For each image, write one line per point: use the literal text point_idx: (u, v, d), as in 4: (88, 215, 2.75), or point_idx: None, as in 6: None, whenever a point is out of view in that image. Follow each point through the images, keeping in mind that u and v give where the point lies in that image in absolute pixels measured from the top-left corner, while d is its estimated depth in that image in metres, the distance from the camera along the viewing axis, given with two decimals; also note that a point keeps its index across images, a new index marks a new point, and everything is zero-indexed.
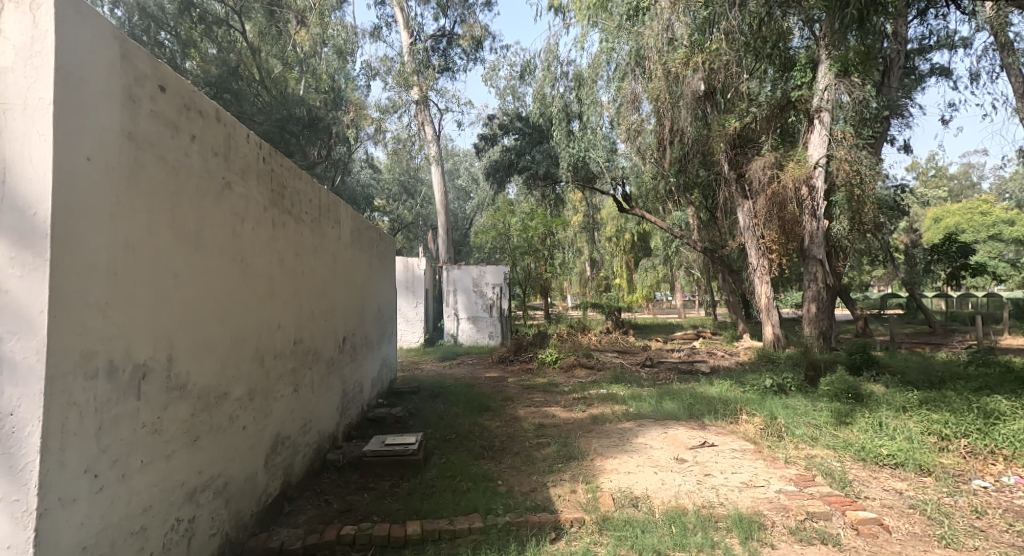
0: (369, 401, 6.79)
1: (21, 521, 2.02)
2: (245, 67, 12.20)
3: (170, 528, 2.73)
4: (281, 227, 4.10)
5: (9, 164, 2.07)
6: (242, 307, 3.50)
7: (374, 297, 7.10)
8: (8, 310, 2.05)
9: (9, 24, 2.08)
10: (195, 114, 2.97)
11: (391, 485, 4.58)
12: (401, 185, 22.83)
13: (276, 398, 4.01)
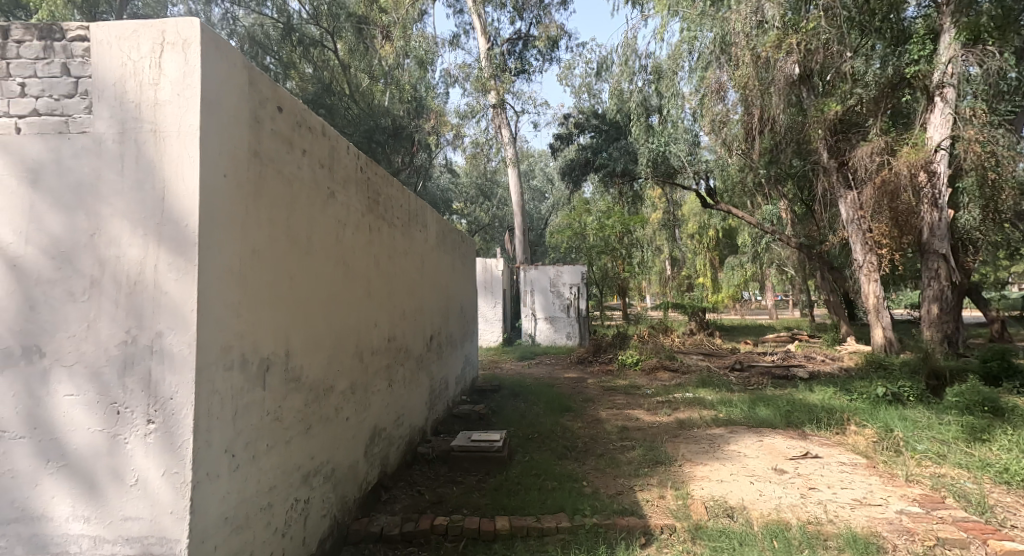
0: (454, 397, 7.07)
1: (181, 490, 2.32)
2: (338, 83, 12.96)
3: (291, 507, 3.04)
4: (376, 231, 4.41)
5: (165, 182, 2.39)
6: (344, 306, 3.81)
7: (457, 297, 7.37)
8: (166, 309, 2.37)
9: (166, 62, 2.42)
10: (305, 130, 3.28)
11: (478, 479, 4.77)
12: (478, 188, 23.29)
13: (373, 392, 4.31)
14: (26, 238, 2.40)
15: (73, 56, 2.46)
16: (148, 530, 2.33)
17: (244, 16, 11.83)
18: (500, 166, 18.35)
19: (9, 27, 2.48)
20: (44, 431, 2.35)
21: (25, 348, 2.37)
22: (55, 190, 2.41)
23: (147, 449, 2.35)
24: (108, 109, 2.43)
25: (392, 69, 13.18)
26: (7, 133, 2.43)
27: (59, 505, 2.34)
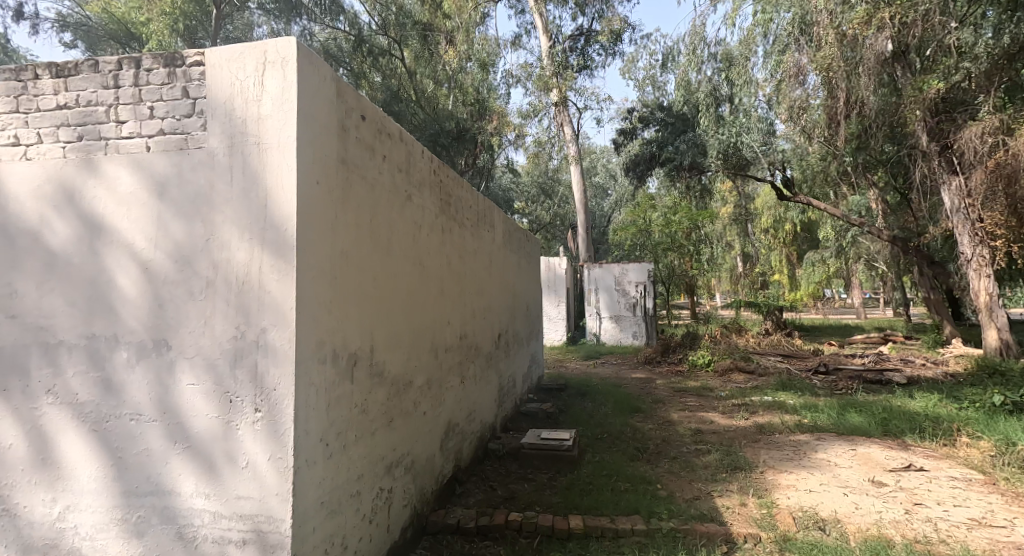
0: (521, 394, 7.14)
1: (284, 474, 2.53)
2: (406, 89, 13.34)
3: (376, 495, 3.21)
4: (448, 232, 4.54)
5: (268, 191, 2.60)
6: (421, 304, 3.95)
7: (523, 295, 7.42)
8: (270, 307, 2.58)
9: (268, 80, 2.63)
10: (385, 137, 3.44)
11: (549, 477, 4.80)
12: (539, 187, 23.30)
13: (447, 388, 4.45)
14: (155, 244, 2.68)
15: (191, 79, 2.73)
16: (257, 509, 2.55)
17: (320, 32, 12.61)
18: (562, 164, 18.23)
19: (139, 57, 2.78)
20: (171, 416, 2.62)
21: (155, 342, 2.65)
22: (177, 200, 2.68)
23: (256, 435, 2.57)
24: (219, 125, 2.68)
25: (455, 74, 13.25)
26: (139, 151, 2.72)
27: (184, 482, 2.60)
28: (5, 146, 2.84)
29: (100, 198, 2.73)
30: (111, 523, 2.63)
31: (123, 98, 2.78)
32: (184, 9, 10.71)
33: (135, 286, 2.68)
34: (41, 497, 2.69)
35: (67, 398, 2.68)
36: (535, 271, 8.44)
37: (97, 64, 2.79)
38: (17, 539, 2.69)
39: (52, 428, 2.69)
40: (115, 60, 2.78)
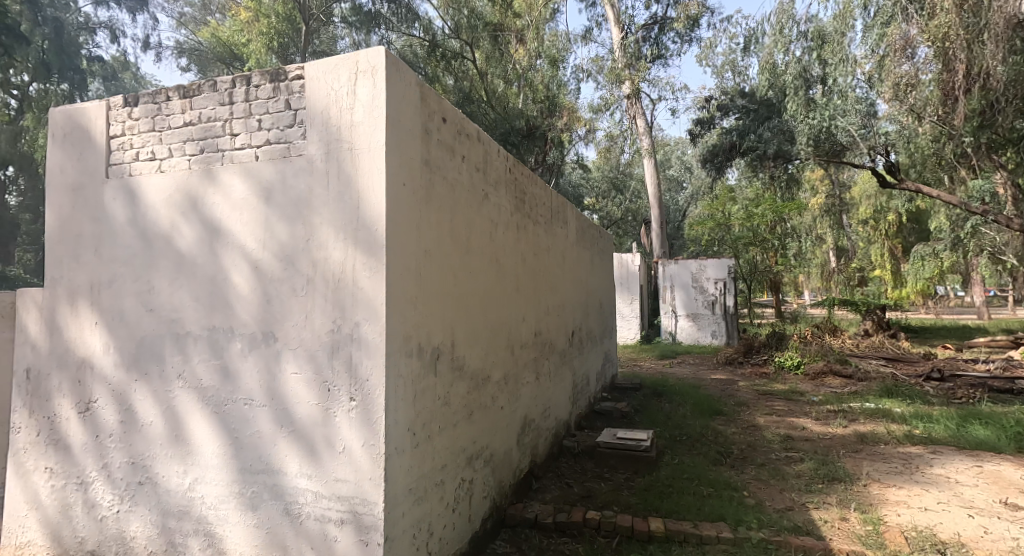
0: (595, 392, 7.08)
1: (377, 459, 2.69)
2: (478, 90, 13.56)
3: (459, 486, 3.30)
4: (524, 229, 4.53)
5: (360, 193, 2.77)
6: (499, 301, 3.97)
7: (595, 293, 7.28)
8: (363, 302, 2.75)
9: (360, 88, 2.81)
10: (465, 138, 3.50)
11: (626, 477, 4.73)
12: (610, 181, 22.82)
13: (524, 384, 4.40)
14: (264, 244, 2.92)
15: (293, 92, 2.95)
16: (354, 492, 2.72)
17: (397, 40, 12.97)
18: (635, 159, 17.85)
19: (250, 74, 3.03)
20: (278, 402, 2.85)
21: (264, 334, 2.89)
22: (282, 205, 2.90)
23: (351, 422, 2.74)
24: (316, 133, 2.87)
25: (524, 71, 13.45)
26: (249, 160, 2.97)
27: (290, 463, 2.82)
28: (142, 160, 3.18)
29: (218, 204, 3.00)
30: (231, 497, 2.90)
31: (236, 112, 3.04)
32: (276, 27, 11.54)
33: (247, 283, 2.93)
34: (174, 470, 2.99)
35: (193, 383, 2.97)
36: (608, 270, 8.34)
37: (215, 83, 3.07)
38: (156, 504, 3.00)
39: (183, 409, 2.98)
40: (230, 79, 3.04)
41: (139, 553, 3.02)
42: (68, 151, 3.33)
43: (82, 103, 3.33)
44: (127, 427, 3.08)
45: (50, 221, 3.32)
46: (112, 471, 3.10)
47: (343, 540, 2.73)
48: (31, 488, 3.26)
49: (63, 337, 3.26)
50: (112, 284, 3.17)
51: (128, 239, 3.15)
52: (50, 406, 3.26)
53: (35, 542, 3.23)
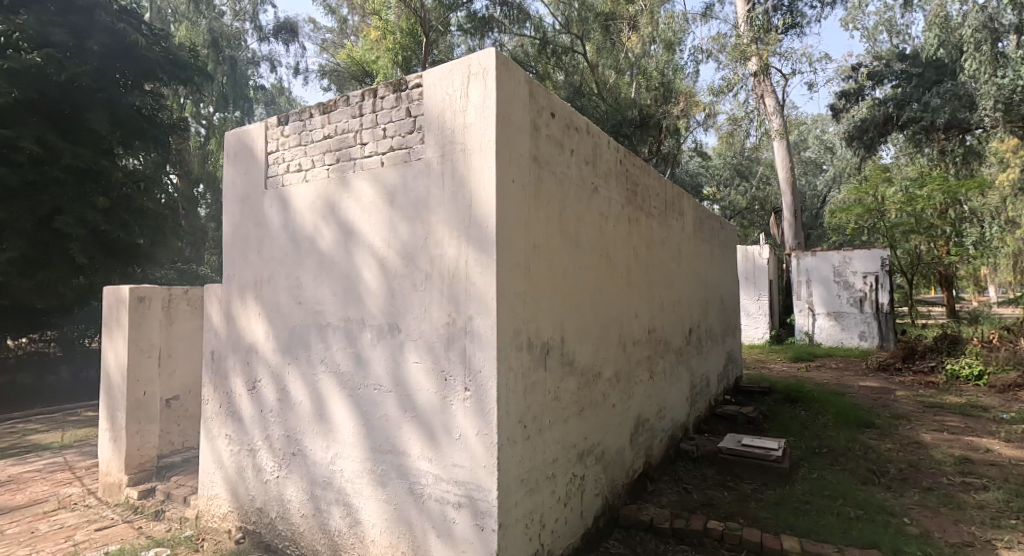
0: (716, 395, 6.67)
1: (491, 448, 2.80)
2: (590, 85, 13.33)
3: (570, 481, 3.30)
4: (636, 222, 4.34)
5: (473, 192, 2.89)
6: (610, 296, 3.87)
7: (716, 288, 6.82)
8: (475, 296, 2.87)
9: (472, 91, 2.93)
10: (574, 131, 3.47)
11: (753, 488, 4.39)
12: (733, 168, 21.24)
13: (637, 382, 4.25)
14: (390, 243, 3.15)
15: (413, 100, 3.14)
16: (470, 477, 2.86)
17: (510, 41, 13.04)
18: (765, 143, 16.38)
19: (376, 87, 3.28)
20: (403, 388, 3.07)
21: (390, 326, 3.13)
22: (404, 206, 3.12)
23: (467, 411, 2.88)
24: (433, 137, 3.04)
25: (638, 58, 13.23)
26: (376, 167, 3.23)
27: (414, 446, 3.03)
28: (291, 171, 3.59)
29: (352, 207, 3.29)
30: (365, 473, 3.17)
31: (365, 123, 3.31)
32: (402, 42, 12.23)
33: (376, 278, 3.19)
34: (319, 445, 3.34)
35: (333, 369, 3.30)
36: (732, 266, 7.80)
37: (348, 98, 3.37)
38: (307, 474, 3.36)
39: (326, 392, 3.32)
40: (359, 93, 3.33)
41: (294, 515, 3.40)
42: (238, 167, 3.84)
43: (247, 125, 3.83)
44: (283, 405, 3.49)
45: (226, 227, 3.86)
46: (272, 442, 3.52)
47: (461, 522, 2.88)
48: (216, 450, 3.78)
49: (235, 326, 3.77)
50: (270, 281, 3.61)
51: (281, 241, 3.58)
52: (227, 384, 3.77)
53: (219, 496, 3.73)
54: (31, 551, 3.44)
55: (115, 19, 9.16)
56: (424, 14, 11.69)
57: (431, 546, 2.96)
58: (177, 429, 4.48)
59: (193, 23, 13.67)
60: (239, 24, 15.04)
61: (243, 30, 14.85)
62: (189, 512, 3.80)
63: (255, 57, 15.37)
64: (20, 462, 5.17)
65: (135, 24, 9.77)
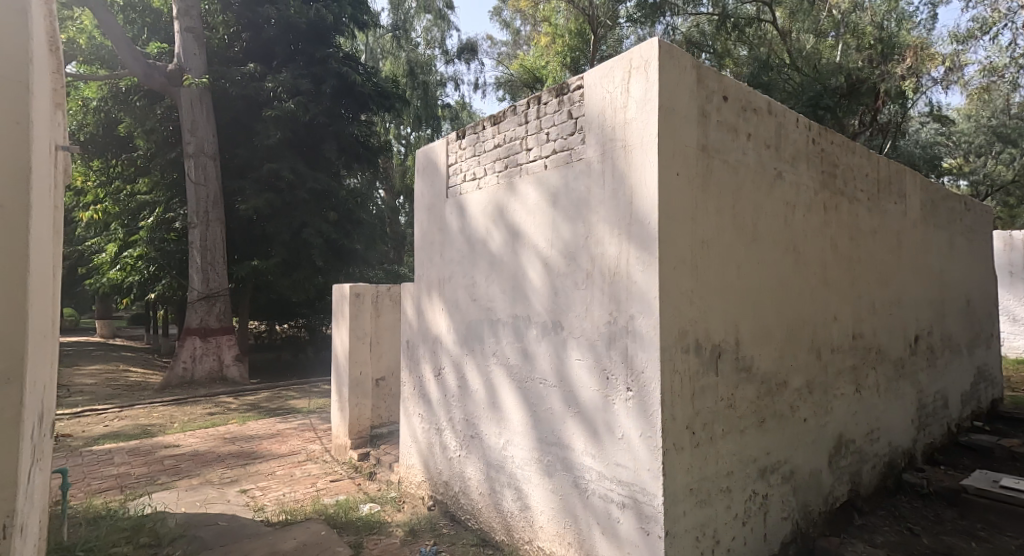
0: (963, 420, 5.32)
1: (655, 453, 2.66)
2: (777, 55, 11.33)
3: (748, 499, 2.99)
4: (835, 209, 3.72)
5: (636, 186, 2.80)
6: (799, 295, 3.40)
7: (962, 284, 5.44)
8: (637, 294, 2.78)
9: (634, 85, 2.84)
10: (752, 112, 3.14)
11: (1016, 543, 3.41)
12: (991, 133, 14.88)
13: (837, 396, 3.65)
14: (552, 244, 3.30)
15: (574, 102, 3.23)
16: (634, 479, 2.77)
17: (684, 22, 11.60)
18: None
19: (540, 95, 3.48)
20: (565, 384, 3.18)
21: (553, 324, 3.28)
22: (566, 207, 3.23)
23: (630, 411, 2.81)
24: (594, 137, 3.07)
25: (848, 14, 10.62)
26: (539, 170, 3.43)
27: (578, 441, 3.10)
28: (468, 182, 4.05)
29: (518, 211, 3.56)
30: (534, 461, 3.38)
31: (531, 130, 3.54)
32: (571, 44, 12.65)
33: (540, 278, 3.38)
34: (493, 430, 3.70)
35: (504, 361, 3.62)
36: (987, 257, 6.08)
37: (515, 108, 3.66)
38: (484, 455, 3.78)
39: (498, 382, 3.67)
40: (526, 101, 3.57)
41: (473, 490, 3.86)
42: (427, 181, 4.49)
43: (432, 143, 4.45)
44: (463, 392, 3.98)
45: (418, 234, 4.54)
46: (455, 424, 4.05)
47: (625, 523, 2.82)
48: (412, 426, 4.52)
49: (425, 320, 4.44)
50: (450, 280, 4.14)
51: (459, 245, 4.08)
52: (419, 369, 4.46)
53: (415, 466, 4.47)
54: (291, 490, 4.71)
55: (341, 65, 11.48)
56: (593, 12, 11.82)
57: (596, 541, 2.97)
58: (385, 405, 5.56)
59: (395, 56, 15.88)
60: (430, 52, 16.42)
61: (433, 56, 16.27)
62: (393, 477, 4.72)
63: (443, 79, 16.55)
64: (284, 421, 7.15)
65: (357, 69, 12.02)
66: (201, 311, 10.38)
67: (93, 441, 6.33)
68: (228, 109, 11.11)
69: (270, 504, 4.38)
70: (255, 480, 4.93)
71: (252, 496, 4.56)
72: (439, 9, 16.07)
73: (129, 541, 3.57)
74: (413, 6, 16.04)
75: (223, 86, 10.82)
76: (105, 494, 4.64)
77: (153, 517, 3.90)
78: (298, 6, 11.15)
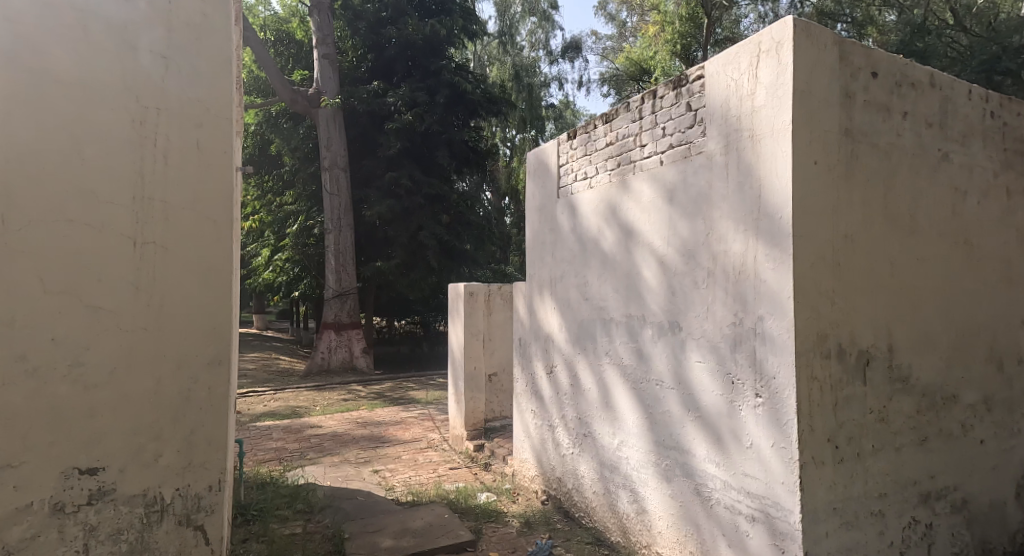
0: None
1: (789, 465, 2.44)
2: (938, 15, 9.94)
3: (907, 527, 2.68)
4: (1019, 195, 3.21)
5: (764, 178, 2.60)
6: (970, 294, 2.98)
7: None
8: (767, 294, 2.57)
9: (762, 70, 2.63)
10: (907, 88, 2.79)
11: None
12: None
13: (1020, 412, 3.16)
14: (669, 241, 3.19)
15: (693, 93, 3.08)
16: (766, 492, 2.56)
17: None
18: None
19: (657, 89, 3.37)
20: (685, 387, 3.05)
21: (670, 324, 3.17)
22: (684, 203, 3.10)
23: (759, 420, 2.61)
24: (716, 128, 2.90)
25: None
26: (655, 167, 3.33)
27: (700, 448, 2.95)
28: (579, 181, 4.06)
29: (633, 208, 3.49)
30: (651, 464, 3.29)
31: (645, 126, 3.45)
32: (681, 31, 12.42)
33: (656, 277, 3.27)
34: (606, 430, 3.68)
35: (617, 361, 3.56)
36: None
37: (628, 104, 3.59)
38: (597, 454, 3.75)
39: (611, 383, 3.62)
40: (640, 97, 3.49)
41: (587, 488, 3.84)
42: (537, 182, 4.56)
43: (542, 144, 4.49)
44: (575, 391, 3.99)
45: (530, 234, 4.63)
46: (567, 421, 4.08)
47: (756, 537, 2.63)
48: (526, 423, 4.59)
49: (536, 318, 4.51)
50: (562, 279, 4.18)
51: (571, 244, 4.09)
52: (531, 366, 4.55)
53: (528, 461, 4.54)
54: (415, 473, 4.96)
55: (453, 75, 11.87)
56: None
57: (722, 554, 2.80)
58: (497, 400, 5.69)
59: (502, 62, 16.23)
60: (535, 54, 16.45)
61: (537, 58, 16.30)
62: (508, 469, 4.81)
63: (547, 79, 16.53)
64: (406, 410, 7.57)
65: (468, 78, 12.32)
66: (336, 307, 11.25)
67: (256, 417, 7.15)
68: (355, 125, 11.90)
69: (399, 484, 4.66)
70: (384, 462, 5.26)
71: (384, 476, 4.87)
72: (543, 10, 16.08)
73: (289, 505, 4.01)
74: (518, 10, 16.16)
75: (353, 104, 11.64)
76: (269, 463, 5.20)
77: (306, 487, 4.35)
78: (415, 24, 11.68)
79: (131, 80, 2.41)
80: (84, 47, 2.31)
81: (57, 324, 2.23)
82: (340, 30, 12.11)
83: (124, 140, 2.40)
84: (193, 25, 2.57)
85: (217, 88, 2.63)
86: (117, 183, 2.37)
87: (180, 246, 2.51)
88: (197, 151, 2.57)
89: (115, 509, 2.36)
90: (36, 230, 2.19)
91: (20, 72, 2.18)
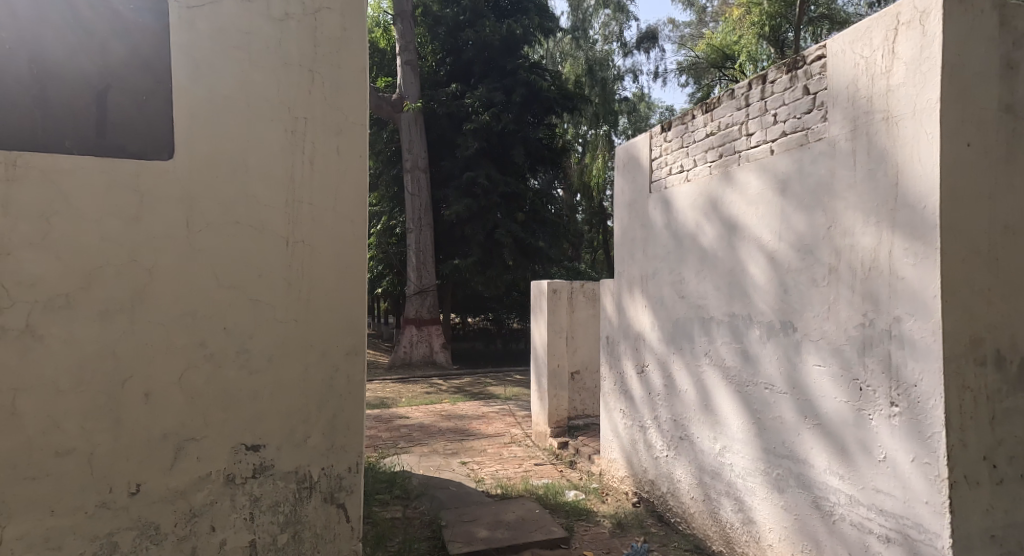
0: None
1: (935, 484, 2.17)
2: None
3: None
4: None
5: (904, 164, 2.32)
6: None
7: None
8: (906, 294, 2.30)
9: (902, 44, 2.36)
10: None
11: None
12: None
13: None
14: (781, 236, 2.97)
15: (812, 75, 2.84)
16: (904, 511, 2.31)
17: None
18: None
19: (766, 73, 3.14)
20: (801, 392, 2.82)
21: (783, 325, 2.94)
22: (799, 195, 2.86)
23: (895, 432, 2.35)
24: (840, 112, 2.65)
25: None
26: (764, 156, 3.11)
27: (819, 458, 2.72)
28: (674, 174, 3.89)
29: (736, 201, 3.29)
30: (758, 472, 3.09)
31: (752, 113, 3.24)
32: (769, 11, 11.87)
33: (765, 274, 3.06)
34: (706, 434, 3.49)
35: (718, 362, 3.38)
36: None
37: (732, 91, 3.39)
38: (696, 459, 3.57)
39: (711, 385, 3.43)
40: (746, 83, 3.28)
41: (683, 492, 3.68)
42: (627, 177, 4.43)
43: (632, 138, 4.35)
44: (669, 391, 3.84)
45: (619, 230, 4.50)
46: (661, 422, 3.92)
47: None
48: (614, 423, 4.48)
49: (626, 317, 4.38)
50: (654, 276, 4.02)
51: (664, 240, 3.92)
52: (620, 365, 4.43)
53: (618, 460, 4.44)
54: (503, 467, 4.96)
55: (528, 73, 11.90)
56: None
57: None
58: (579, 398, 5.61)
59: (574, 57, 16.02)
60: (608, 47, 16.20)
61: (611, 51, 16.01)
62: (595, 468, 4.72)
63: (621, 72, 16.23)
64: (485, 405, 7.65)
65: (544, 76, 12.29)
66: (415, 303, 11.58)
67: None
68: (435, 127, 12.17)
69: (487, 477, 4.69)
70: (471, 455, 5.32)
71: (472, 468, 4.93)
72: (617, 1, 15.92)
73: (388, 491, 4.15)
74: (592, 3, 16.08)
75: (433, 107, 11.96)
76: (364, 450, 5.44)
77: (401, 473, 4.50)
78: (492, 25, 11.78)
79: (282, 92, 2.50)
80: (244, 61, 2.44)
81: (229, 316, 2.38)
82: (420, 35, 12.47)
83: (278, 146, 2.49)
84: (335, 39, 2.60)
85: (356, 102, 2.65)
86: (272, 189, 2.47)
87: (326, 245, 2.56)
88: (339, 157, 2.60)
89: (275, 483, 2.46)
90: (213, 232, 2.36)
91: (191, 85, 2.36)
